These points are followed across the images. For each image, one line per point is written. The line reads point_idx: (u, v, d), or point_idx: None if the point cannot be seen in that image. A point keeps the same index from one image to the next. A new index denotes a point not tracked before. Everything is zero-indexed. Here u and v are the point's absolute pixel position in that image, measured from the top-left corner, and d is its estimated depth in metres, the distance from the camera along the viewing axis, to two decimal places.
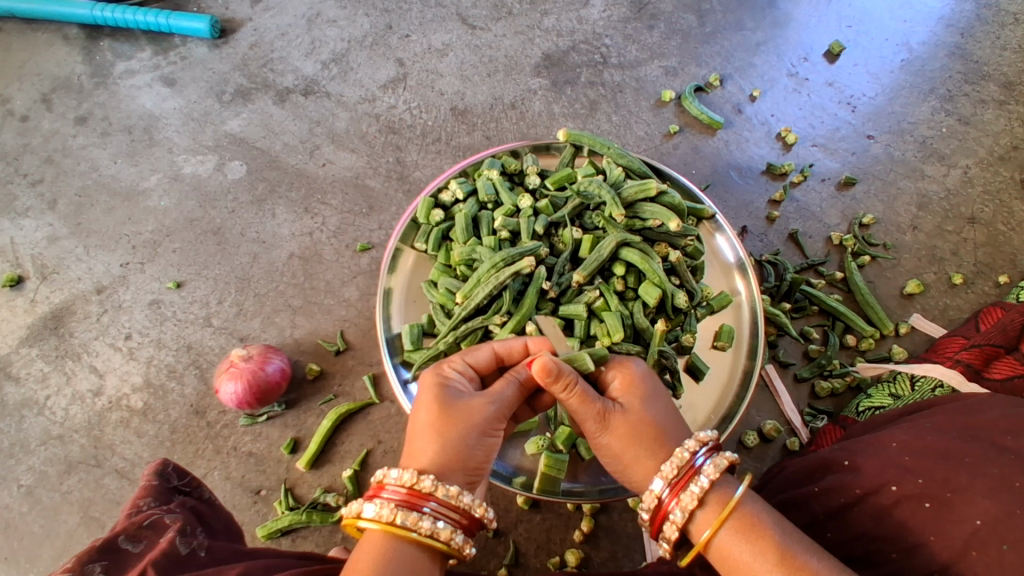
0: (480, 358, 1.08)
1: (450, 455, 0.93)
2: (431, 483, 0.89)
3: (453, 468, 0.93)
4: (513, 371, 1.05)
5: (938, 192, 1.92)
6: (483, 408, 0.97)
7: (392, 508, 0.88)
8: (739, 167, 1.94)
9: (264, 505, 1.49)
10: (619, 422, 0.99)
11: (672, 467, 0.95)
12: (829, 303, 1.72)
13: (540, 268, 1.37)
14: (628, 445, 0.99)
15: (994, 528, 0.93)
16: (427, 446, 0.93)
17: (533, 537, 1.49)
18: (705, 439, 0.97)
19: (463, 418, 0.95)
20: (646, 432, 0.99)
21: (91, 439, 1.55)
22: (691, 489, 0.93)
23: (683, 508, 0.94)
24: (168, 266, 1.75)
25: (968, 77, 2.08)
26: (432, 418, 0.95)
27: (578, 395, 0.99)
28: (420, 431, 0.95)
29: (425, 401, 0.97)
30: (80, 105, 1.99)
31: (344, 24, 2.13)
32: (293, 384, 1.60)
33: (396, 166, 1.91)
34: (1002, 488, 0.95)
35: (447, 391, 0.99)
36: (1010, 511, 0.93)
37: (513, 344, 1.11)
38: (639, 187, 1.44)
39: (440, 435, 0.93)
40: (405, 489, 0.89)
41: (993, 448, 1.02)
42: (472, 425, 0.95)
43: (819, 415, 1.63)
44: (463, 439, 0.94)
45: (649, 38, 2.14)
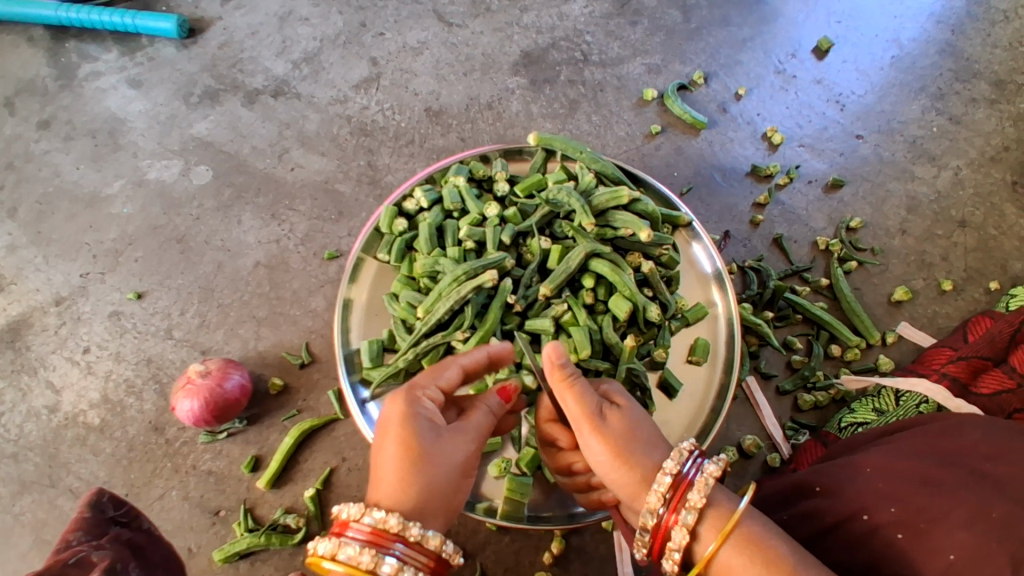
0: (451, 377, 1.06)
1: (425, 493, 0.90)
2: (403, 525, 0.85)
3: (427, 507, 0.90)
4: (486, 400, 1.04)
5: (928, 194, 1.87)
6: (456, 446, 0.96)
7: (358, 549, 0.84)
8: (723, 169, 1.87)
9: (223, 526, 1.46)
10: (615, 420, 0.97)
11: (677, 462, 0.91)
12: (813, 311, 1.65)
13: (505, 282, 1.31)
14: (624, 442, 0.95)
15: (970, 562, 0.88)
16: (401, 483, 0.90)
17: (501, 559, 1.44)
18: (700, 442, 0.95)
19: (436, 454, 0.93)
20: (641, 434, 0.97)
21: (46, 457, 1.52)
22: (697, 486, 0.90)
23: (693, 508, 0.89)
24: (130, 276, 1.70)
25: (959, 75, 2.03)
26: (405, 454, 0.91)
27: (578, 388, 0.98)
28: (392, 465, 0.91)
29: (396, 432, 0.93)
30: (43, 108, 1.94)
31: (317, 22, 2.07)
32: (255, 399, 1.56)
33: (367, 169, 1.85)
34: (979, 519, 0.90)
35: (419, 419, 0.95)
36: (987, 543, 0.88)
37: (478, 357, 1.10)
38: (611, 194, 1.37)
39: (414, 472, 0.90)
40: (372, 530, 0.85)
41: (971, 474, 0.96)
42: (446, 464, 0.94)
43: (801, 429, 1.57)
44: (436, 474, 0.92)
45: (632, 35, 2.07)
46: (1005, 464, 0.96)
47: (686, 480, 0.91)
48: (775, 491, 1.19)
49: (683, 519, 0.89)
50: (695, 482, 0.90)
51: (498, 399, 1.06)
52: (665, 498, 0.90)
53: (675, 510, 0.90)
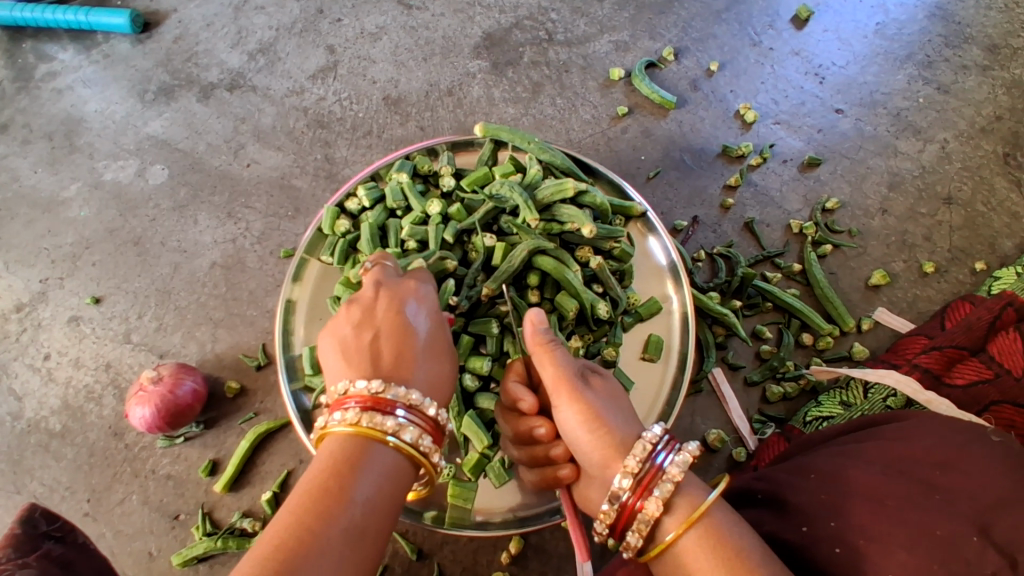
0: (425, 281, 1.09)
1: (420, 375, 0.93)
2: (398, 390, 0.87)
3: (421, 387, 0.92)
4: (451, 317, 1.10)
5: (912, 170, 1.77)
6: (444, 340, 1.01)
7: (360, 413, 0.85)
8: (693, 150, 1.79)
9: (182, 530, 1.44)
10: (594, 386, 0.97)
11: (659, 436, 0.88)
12: (783, 298, 1.58)
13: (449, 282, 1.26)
14: (601, 406, 0.93)
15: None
16: (400, 364, 0.92)
17: (459, 560, 1.41)
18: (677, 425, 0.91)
19: (431, 345, 0.98)
20: (620, 403, 0.96)
21: (10, 464, 1.52)
22: (674, 465, 0.86)
23: (664, 486, 0.85)
24: (88, 280, 1.68)
25: (948, 40, 1.91)
26: (400, 338, 0.95)
27: (559, 353, 0.99)
28: (392, 349, 0.93)
29: (392, 322, 0.96)
30: (0, 111, 1.91)
31: (273, 10, 2.01)
32: (212, 402, 1.54)
33: (324, 164, 1.80)
34: (919, 538, 0.86)
35: (416, 310, 1.00)
36: (928, 564, 0.83)
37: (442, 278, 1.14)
38: (556, 187, 1.31)
39: (414, 354, 0.94)
40: (372, 394, 0.86)
41: (919, 488, 0.92)
42: (437, 354, 0.98)
43: (769, 422, 1.52)
44: (415, 358, 0.94)
45: (599, 11, 1.98)
46: (956, 476, 0.92)
47: (662, 458, 0.87)
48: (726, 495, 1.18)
49: (656, 495, 0.85)
50: (673, 461, 0.86)
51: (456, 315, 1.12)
52: (641, 471, 0.86)
53: (647, 485, 0.86)
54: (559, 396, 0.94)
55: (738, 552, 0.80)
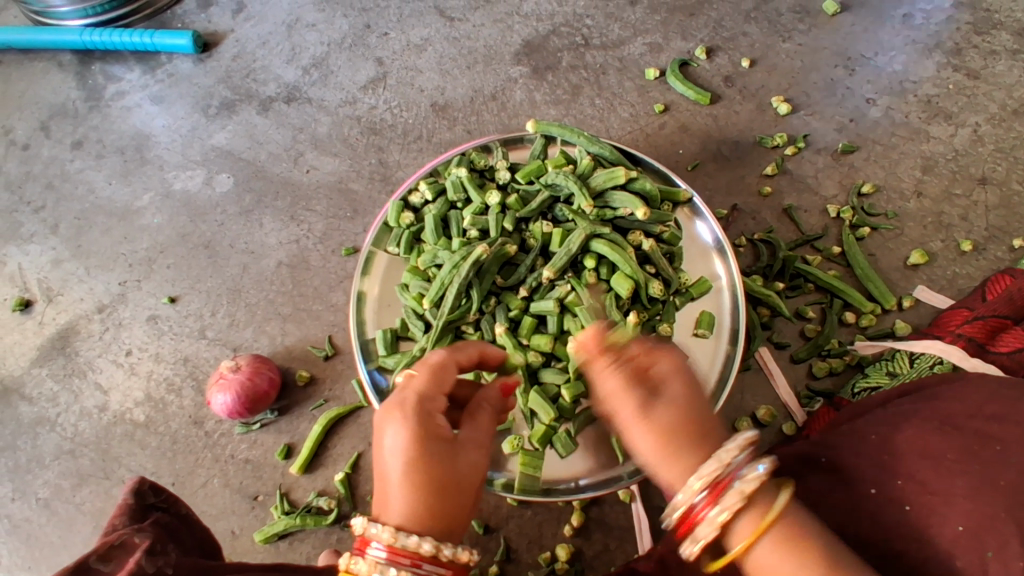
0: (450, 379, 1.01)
1: (451, 522, 0.92)
2: (421, 543, 0.86)
3: (452, 532, 0.92)
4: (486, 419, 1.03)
5: (945, 153, 1.83)
6: (472, 469, 0.96)
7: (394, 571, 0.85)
8: (730, 143, 1.87)
9: (262, 510, 1.54)
10: (666, 415, 0.91)
11: (737, 446, 0.88)
12: (826, 280, 1.64)
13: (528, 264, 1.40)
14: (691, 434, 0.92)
15: (976, 533, 0.90)
16: (429, 511, 0.89)
17: (524, 533, 1.49)
18: (746, 444, 0.88)
19: (459, 479, 0.93)
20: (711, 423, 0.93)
21: (100, 452, 1.63)
22: (754, 474, 0.87)
23: (735, 496, 0.86)
24: (163, 281, 1.80)
25: (977, 27, 1.97)
26: (419, 477, 0.90)
27: (623, 373, 0.92)
28: (420, 494, 0.89)
29: (419, 459, 0.91)
30: (75, 129, 2.06)
31: (324, 27, 2.13)
32: (284, 390, 1.64)
33: (378, 167, 1.91)
34: (979, 485, 0.92)
35: (442, 442, 0.94)
36: (994, 514, 0.89)
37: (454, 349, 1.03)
38: (608, 176, 1.40)
39: (445, 497, 0.91)
40: (389, 547, 0.86)
41: (975, 439, 0.97)
42: (467, 489, 0.95)
43: (816, 398, 1.58)
44: (442, 495, 0.91)
45: (632, 15, 2.07)
46: (1008, 427, 0.96)
47: (738, 469, 0.87)
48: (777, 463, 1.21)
49: (730, 502, 0.86)
50: (751, 472, 0.87)
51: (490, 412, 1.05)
52: (717, 477, 0.87)
53: (722, 493, 0.86)
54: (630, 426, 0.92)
55: (805, 546, 0.86)
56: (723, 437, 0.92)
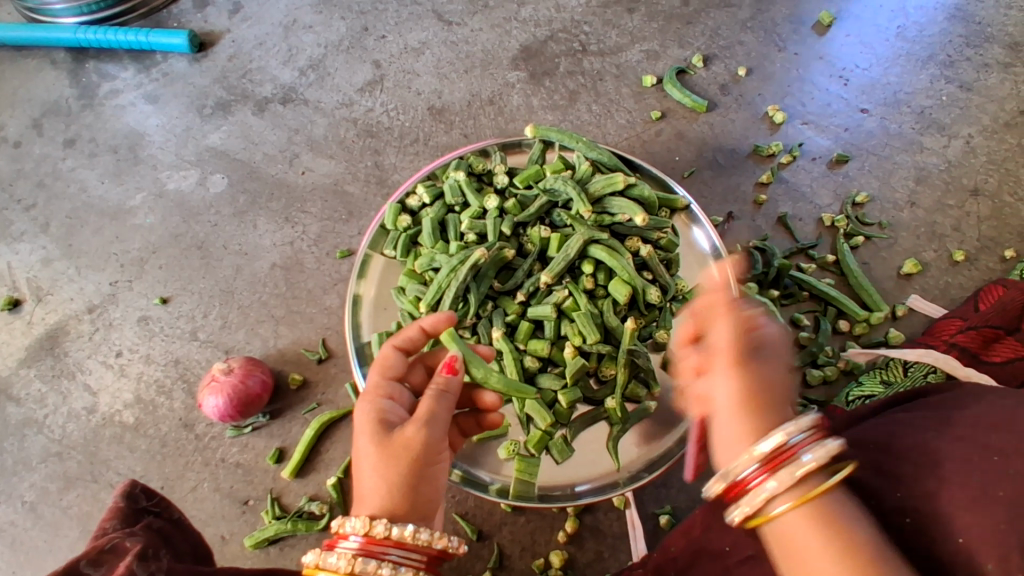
0: (395, 365, 1.03)
1: (401, 499, 0.90)
2: (385, 528, 0.86)
3: (405, 511, 0.90)
4: (436, 383, 0.98)
5: (938, 164, 1.85)
6: (418, 438, 0.91)
7: (349, 559, 0.85)
8: (725, 151, 1.88)
9: (253, 515, 1.53)
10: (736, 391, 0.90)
11: (800, 426, 0.86)
12: (819, 287, 1.65)
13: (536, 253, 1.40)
14: (748, 409, 0.89)
15: (979, 547, 0.77)
16: (372, 491, 0.89)
17: (517, 540, 1.48)
18: (807, 424, 0.86)
19: (402, 451, 0.90)
20: (762, 398, 0.90)
21: (87, 455, 1.61)
22: (811, 456, 0.83)
23: (787, 475, 0.83)
24: (155, 282, 1.78)
25: (969, 40, 2.00)
26: (379, 458, 0.90)
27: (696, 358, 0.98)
28: (364, 477, 0.91)
29: (360, 442, 0.92)
30: (68, 128, 2.03)
31: (321, 29, 2.13)
32: (276, 394, 1.62)
33: (374, 170, 1.90)
34: (979, 495, 0.79)
35: (382, 421, 0.94)
36: (996, 525, 0.76)
37: (409, 334, 1.08)
38: (606, 181, 1.40)
39: (388, 473, 0.89)
40: (360, 538, 0.86)
41: (980, 442, 0.85)
42: (416, 460, 0.91)
43: (810, 405, 1.58)
44: (406, 471, 0.90)
45: (629, 22, 2.08)
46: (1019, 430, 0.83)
47: (797, 447, 0.85)
48: None
49: (783, 476, 0.83)
50: (808, 454, 0.84)
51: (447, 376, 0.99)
52: (774, 450, 0.84)
53: (774, 466, 0.84)
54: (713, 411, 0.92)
55: (851, 533, 0.79)
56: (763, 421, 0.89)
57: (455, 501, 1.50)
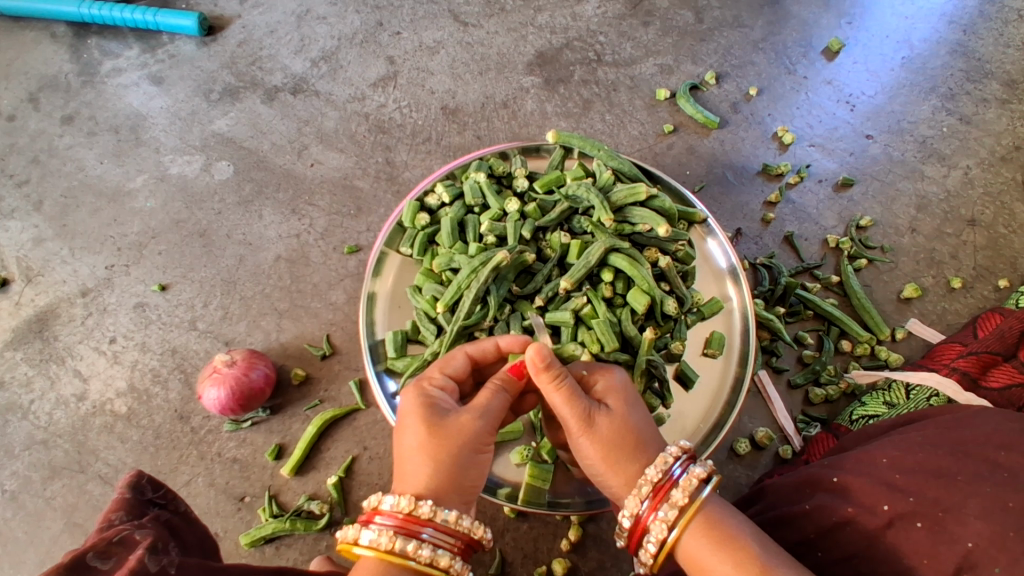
0: (458, 366, 1.04)
1: (446, 481, 0.88)
2: (430, 508, 0.85)
3: (449, 494, 0.88)
4: (497, 379, 0.99)
5: (938, 193, 1.90)
6: (473, 426, 0.92)
7: (385, 534, 0.83)
8: (735, 168, 1.91)
9: (248, 512, 1.48)
10: (608, 424, 0.98)
11: (671, 458, 0.94)
12: (824, 307, 1.68)
13: (557, 259, 1.40)
14: (608, 446, 0.97)
15: (988, 550, 0.92)
16: (416, 471, 0.88)
17: (519, 546, 1.47)
18: (683, 448, 0.95)
19: (455, 435, 0.90)
20: (628, 437, 0.97)
21: (75, 444, 1.55)
22: (687, 478, 0.92)
23: (675, 506, 0.91)
24: (154, 268, 1.73)
25: (970, 75, 2.07)
26: (431, 439, 0.89)
27: (566, 388, 0.98)
28: (410, 455, 0.90)
29: (411, 421, 0.92)
30: (66, 104, 1.97)
31: (334, 21, 2.10)
32: (278, 389, 1.59)
33: (385, 166, 1.87)
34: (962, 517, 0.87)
35: (434, 406, 0.94)
36: (1003, 532, 0.92)
37: (485, 345, 1.08)
38: (629, 191, 1.41)
39: (436, 454, 0.88)
40: (403, 516, 0.84)
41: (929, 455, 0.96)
42: (466, 445, 0.90)
43: (813, 422, 1.60)
44: (458, 455, 0.89)
45: (644, 35, 2.10)
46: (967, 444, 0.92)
47: (673, 477, 0.93)
48: (786, 484, 1.23)
49: (670, 507, 0.91)
50: (686, 475, 0.93)
51: (510, 377, 0.99)
52: (656, 485, 0.92)
53: (655, 508, 0.92)
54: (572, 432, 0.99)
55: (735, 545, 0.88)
56: (647, 448, 0.98)
57: None
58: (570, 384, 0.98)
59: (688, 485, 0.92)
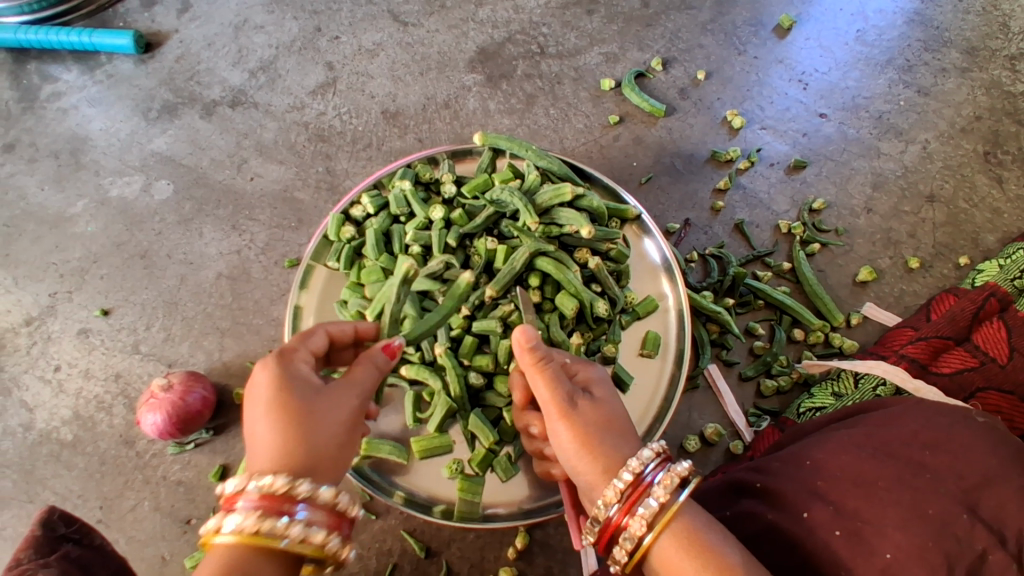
0: (319, 343, 1.03)
1: (314, 456, 0.87)
2: (307, 488, 0.83)
3: (317, 470, 0.87)
4: (372, 357, 1.02)
5: (895, 170, 1.84)
6: (348, 403, 0.94)
7: (246, 516, 0.80)
8: (683, 156, 1.86)
9: (194, 535, 1.48)
10: (591, 411, 1.00)
11: (652, 453, 0.94)
12: (774, 296, 1.63)
13: (483, 265, 1.38)
14: (589, 429, 0.98)
15: (906, 563, 0.88)
16: (278, 445, 0.86)
17: (466, 556, 1.45)
18: (658, 449, 0.94)
19: (334, 411, 0.91)
20: (611, 423, 0.99)
21: (22, 474, 1.54)
22: (666, 478, 0.91)
23: (653, 504, 0.90)
24: (96, 293, 1.72)
25: (928, 44, 1.99)
26: (313, 423, 0.88)
27: (547, 372, 1.01)
28: (274, 429, 0.87)
29: (279, 402, 0.88)
30: (7, 131, 1.96)
31: (272, 29, 2.07)
32: (220, 409, 1.58)
33: (325, 176, 1.85)
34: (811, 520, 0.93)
35: (306, 385, 0.92)
36: (921, 544, 0.89)
37: (345, 327, 1.10)
38: (554, 192, 1.37)
39: (315, 436, 0.88)
40: (272, 497, 0.81)
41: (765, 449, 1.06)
42: (346, 423, 0.92)
43: (764, 415, 1.57)
44: (334, 436, 0.90)
45: (589, 24, 2.05)
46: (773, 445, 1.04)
47: (653, 475, 0.92)
48: (713, 488, 1.18)
49: (647, 508, 0.89)
50: (662, 477, 0.91)
51: (383, 356, 1.04)
52: (631, 487, 0.91)
53: (633, 503, 0.90)
54: (552, 420, 1.00)
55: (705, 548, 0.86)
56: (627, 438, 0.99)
57: (403, 517, 1.47)
58: (553, 370, 1.02)
59: (665, 486, 0.91)
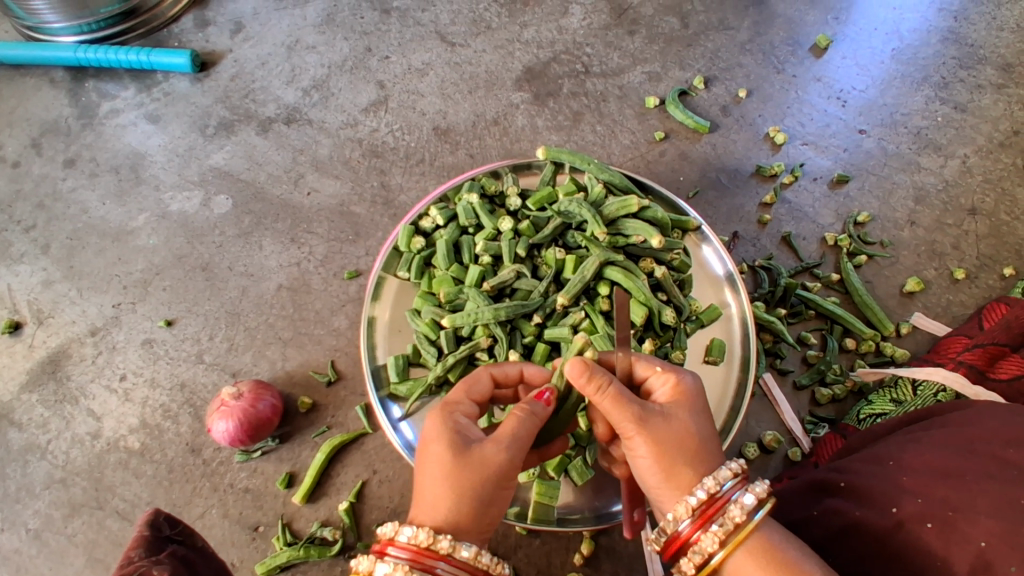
0: (480, 390, 1.08)
1: (464, 514, 0.90)
2: (449, 543, 0.87)
3: (468, 526, 0.91)
4: (529, 407, 0.99)
5: (936, 184, 1.89)
6: (501, 457, 0.92)
7: (397, 568, 0.87)
8: (728, 171, 1.91)
9: (263, 541, 1.50)
10: (668, 434, 0.95)
11: (729, 473, 0.95)
12: (826, 306, 1.67)
13: (552, 275, 1.41)
14: (667, 451, 0.94)
15: (1001, 549, 0.89)
16: (438, 502, 0.90)
17: (533, 562, 1.47)
18: (739, 467, 0.95)
19: (481, 467, 0.91)
20: (683, 440, 0.95)
21: (91, 481, 1.57)
22: (744, 497, 0.93)
23: (729, 522, 0.92)
24: (159, 304, 1.76)
25: (963, 62, 2.06)
26: (462, 481, 0.90)
27: (612, 397, 0.94)
28: (431, 484, 0.91)
29: (435, 450, 0.93)
30: (68, 147, 2.01)
31: (324, 49, 2.13)
32: (286, 417, 1.60)
33: (380, 191, 1.89)
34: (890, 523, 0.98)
35: (458, 434, 0.95)
36: (1015, 529, 0.88)
37: (508, 369, 1.14)
38: (620, 204, 1.41)
39: (464, 486, 0.90)
40: (416, 550, 0.87)
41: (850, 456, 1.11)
42: (492, 477, 0.92)
43: (821, 423, 1.59)
44: (484, 489, 0.91)
45: (631, 44, 2.12)
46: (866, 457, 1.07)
47: (729, 493, 0.94)
48: (794, 491, 1.23)
49: (722, 524, 0.92)
50: (740, 495, 0.93)
51: (539, 404, 1.00)
52: (709, 501, 0.93)
53: (710, 518, 0.93)
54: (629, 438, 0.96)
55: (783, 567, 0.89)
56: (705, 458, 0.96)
57: None
58: (616, 389, 0.95)
59: (743, 505, 0.93)
